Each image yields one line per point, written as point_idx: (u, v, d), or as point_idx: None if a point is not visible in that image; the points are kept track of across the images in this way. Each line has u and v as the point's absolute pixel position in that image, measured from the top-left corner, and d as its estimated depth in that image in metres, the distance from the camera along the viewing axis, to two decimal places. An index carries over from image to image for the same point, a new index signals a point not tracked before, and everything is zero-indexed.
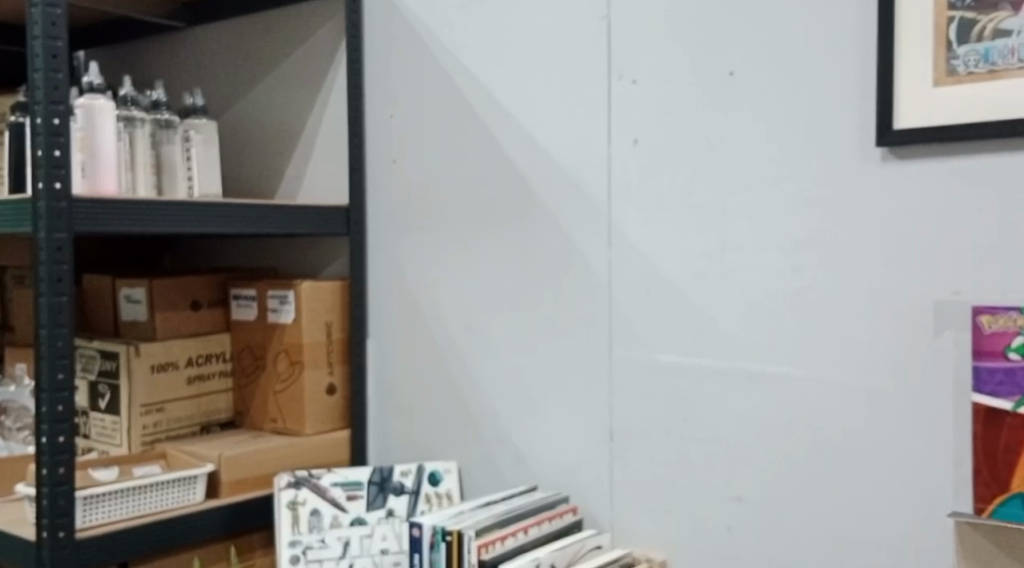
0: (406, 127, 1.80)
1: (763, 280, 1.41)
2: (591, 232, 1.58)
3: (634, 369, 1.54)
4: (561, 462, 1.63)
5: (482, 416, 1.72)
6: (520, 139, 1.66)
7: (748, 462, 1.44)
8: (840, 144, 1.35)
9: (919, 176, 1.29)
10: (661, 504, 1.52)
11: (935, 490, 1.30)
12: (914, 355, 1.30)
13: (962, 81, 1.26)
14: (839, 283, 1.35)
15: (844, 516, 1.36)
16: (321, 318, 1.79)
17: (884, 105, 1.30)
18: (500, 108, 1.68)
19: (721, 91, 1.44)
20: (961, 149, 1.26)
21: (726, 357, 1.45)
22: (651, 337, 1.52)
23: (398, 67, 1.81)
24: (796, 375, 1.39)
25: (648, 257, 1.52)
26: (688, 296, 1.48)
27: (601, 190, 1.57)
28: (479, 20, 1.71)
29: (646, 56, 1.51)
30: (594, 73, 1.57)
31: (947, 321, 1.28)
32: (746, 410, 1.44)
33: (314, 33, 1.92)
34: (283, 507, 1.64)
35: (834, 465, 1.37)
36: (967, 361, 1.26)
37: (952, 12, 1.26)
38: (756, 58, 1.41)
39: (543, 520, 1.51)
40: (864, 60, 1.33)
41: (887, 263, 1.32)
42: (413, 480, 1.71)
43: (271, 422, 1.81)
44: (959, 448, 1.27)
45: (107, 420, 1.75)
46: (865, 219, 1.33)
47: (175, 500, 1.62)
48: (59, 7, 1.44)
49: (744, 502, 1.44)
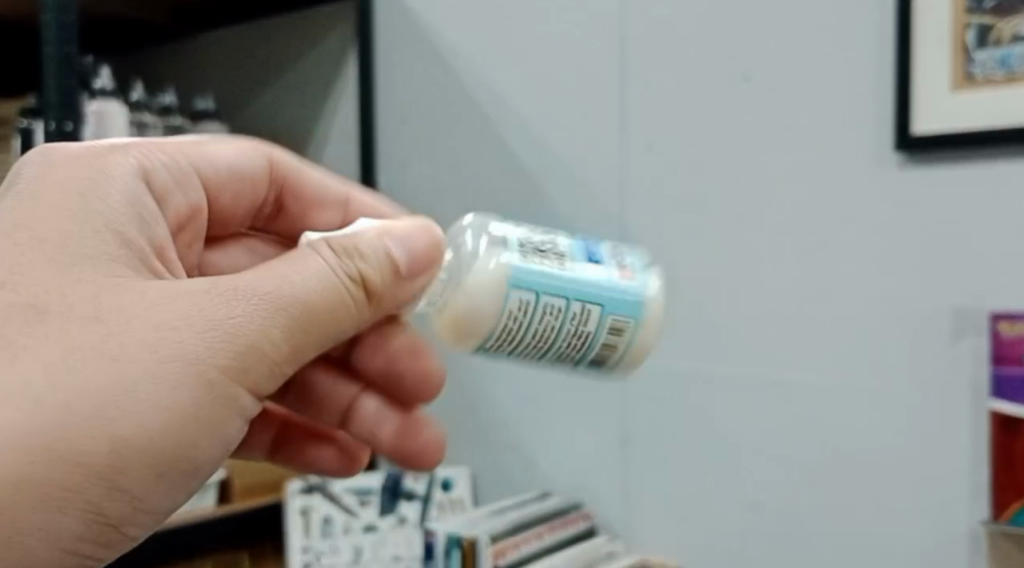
0: (418, 132, 1.80)
1: (778, 286, 1.41)
2: (603, 237, 1.57)
3: (647, 375, 1.53)
4: (574, 468, 1.62)
5: (494, 422, 1.71)
6: (532, 144, 1.66)
7: (763, 469, 1.43)
8: (856, 149, 1.34)
9: (936, 182, 1.28)
10: (674, 509, 1.51)
11: (953, 498, 1.29)
12: (930, 362, 1.29)
13: (980, 87, 1.25)
14: (854, 289, 1.35)
15: (860, 522, 1.36)
16: None
17: (901, 111, 1.29)
18: (512, 112, 1.68)
19: (735, 96, 1.44)
20: (979, 154, 1.26)
21: (741, 364, 1.44)
22: (664, 342, 1.51)
23: (410, 72, 1.81)
24: (812, 382, 1.38)
25: (662, 263, 1.51)
26: (702, 302, 1.47)
27: (614, 195, 1.56)
28: (490, 24, 1.70)
29: (659, 61, 1.51)
30: (608, 77, 1.57)
31: (964, 327, 1.27)
32: (761, 416, 1.43)
33: (322, 38, 1.92)
34: (295, 512, 1.67)
35: (849, 471, 1.36)
36: (984, 368, 1.26)
37: (970, 17, 1.25)
38: (771, 63, 1.41)
39: (556, 528, 1.51)
40: (880, 65, 1.32)
41: (903, 268, 1.31)
42: (424, 487, 1.71)
43: None
44: (976, 455, 1.27)
45: None
46: (882, 224, 1.32)
47: (187, 507, 1.62)
48: (71, 11, 1.43)
49: (759, 509, 1.44)
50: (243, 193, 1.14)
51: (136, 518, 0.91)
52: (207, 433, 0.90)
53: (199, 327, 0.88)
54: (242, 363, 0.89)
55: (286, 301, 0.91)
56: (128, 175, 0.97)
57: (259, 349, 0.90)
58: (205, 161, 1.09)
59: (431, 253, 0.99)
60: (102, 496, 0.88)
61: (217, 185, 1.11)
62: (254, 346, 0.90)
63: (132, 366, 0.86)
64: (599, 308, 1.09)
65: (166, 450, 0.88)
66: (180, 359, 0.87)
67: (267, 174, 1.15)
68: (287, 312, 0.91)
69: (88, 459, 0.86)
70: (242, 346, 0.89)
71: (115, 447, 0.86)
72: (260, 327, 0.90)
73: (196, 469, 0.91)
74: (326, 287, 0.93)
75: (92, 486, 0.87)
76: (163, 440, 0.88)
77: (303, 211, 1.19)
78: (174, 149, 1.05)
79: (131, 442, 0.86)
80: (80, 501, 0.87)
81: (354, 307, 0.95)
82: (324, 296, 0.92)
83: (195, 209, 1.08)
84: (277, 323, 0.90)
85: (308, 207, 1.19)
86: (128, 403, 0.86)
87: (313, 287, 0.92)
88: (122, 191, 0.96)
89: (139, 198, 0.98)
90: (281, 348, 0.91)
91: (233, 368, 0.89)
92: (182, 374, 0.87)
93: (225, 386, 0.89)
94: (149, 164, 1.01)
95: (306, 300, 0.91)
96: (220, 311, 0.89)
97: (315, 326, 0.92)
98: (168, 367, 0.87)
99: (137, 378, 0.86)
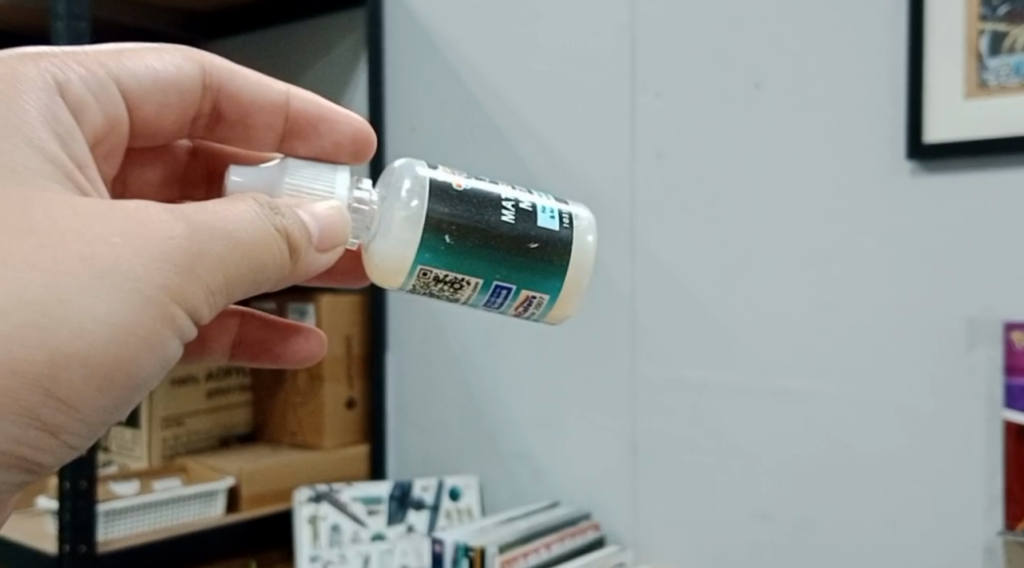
0: (428, 140, 1.80)
1: (790, 294, 1.40)
2: (613, 245, 1.57)
3: (656, 383, 1.53)
4: (584, 477, 1.61)
5: (502, 430, 1.71)
6: (541, 151, 1.65)
7: (773, 478, 1.42)
8: (867, 157, 1.34)
9: (949, 191, 1.28)
10: (684, 519, 1.51)
11: (967, 508, 1.27)
12: (943, 370, 1.28)
13: (994, 93, 1.25)
14: (865, 297, 1.34)
15: (871, 533, 1.35)
16: (342, 332, 1.81)
17: (913, 118, 1.29)
18: (522, 120, 1.67)
19: (746, 104, 1.43)
20: (992, 162, 1.25)
21: (752, 373, 1.43)
22: (673, 351, 1.51)
23: (420, 80, 1.81)
24: (824, 391, 1.37)
25: (672, 270, 1.51)
26: (711, 310, 1.47)
27: (623, 202, 1.56)
28: (500, 32, 1.70)
29: (669, 69, 1.51)
30: (618, 85, 1.56)
31: (977, 336, 1.26)
32: (772, 425, 1.42)
33: (332, 47, 1.92)
34: (303, 521, 1.66)
35: (861, 482, 1.35)
36: (997, 377, 1.25)
37: (984, 25, 1.25)
38: (782, 71, 1.40)
39: (565, 537, 1.50)
40: (893, 72, 1.32)
41: (915, 276, 1.30)
42: (433, 494, 1.71)
43: (290, 435, 1.83)
44: (991, 465, 1.25)
45: (126, 432, 1.74)
46: (894, 231, 1.32)
47: (196, 513, 1.63)
48: (83, 20, 1.44)
49: (769, 518, 1.43)
50: (170, 104, 1.12)
51: (73, 427, 0.91)
52: (142, 351, 0.90)
53: (135, 247, 0.88)
54: (180, 287, 0.90)
55: (216, 233, 0.91)
56: (39, 85, 0.96)
57: (195, 274, 0.90)
58: (122, 67, 1.06)
59: (339, 234, 0.99)
60: (40, 404, 0.88)
61: (140, 96, 1.08)
62: (193, 274, 0.90)
63: (69, 278, 0.86)
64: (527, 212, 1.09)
65: (106, 362, 0.88)
66: (116, 275, 0.87)
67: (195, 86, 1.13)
68: (222, 240, 0.91)
69: (26, 364, 0.85)
70: (177, 269, 0.89)
71: (53, 354, 0.86)
72: (196, 253, 0.90)
73: (134, 385, 0.92)
74: (257, 232, 0.93)
75: (30, 392, 0.87)
76: (105, 359, 0.88)
77: (240, 116, 1.18)
78: (91, 58, 1.03)
79: (66, 352, 0.86)
80: (17, 405, 0.87)
81: (282, 261, 0.94)
82: (256, 240, 0.92)
83: (111, 122, 1.06)
84: (221, 252, 0.91)
85: (246, 113, 1.18)
86: (66, 314, 0.86)
87: (242, 229, 0.92)
88: (35, 103, 0.95)
89: (54, 115, 0.97)
90: (217, 282, 0.91)
91: (169, 293, 0.89)
92: (118, 289, 0.87)
93: (165, 309, 0.90)
94: (63, 72, 0.99)
95: (245, 237, 0.92)
96: (158, 229, 0.89)
97: (258, 260, 0.93)
98: (106, 282, 0.87)
99: (73, 293, 0.86)
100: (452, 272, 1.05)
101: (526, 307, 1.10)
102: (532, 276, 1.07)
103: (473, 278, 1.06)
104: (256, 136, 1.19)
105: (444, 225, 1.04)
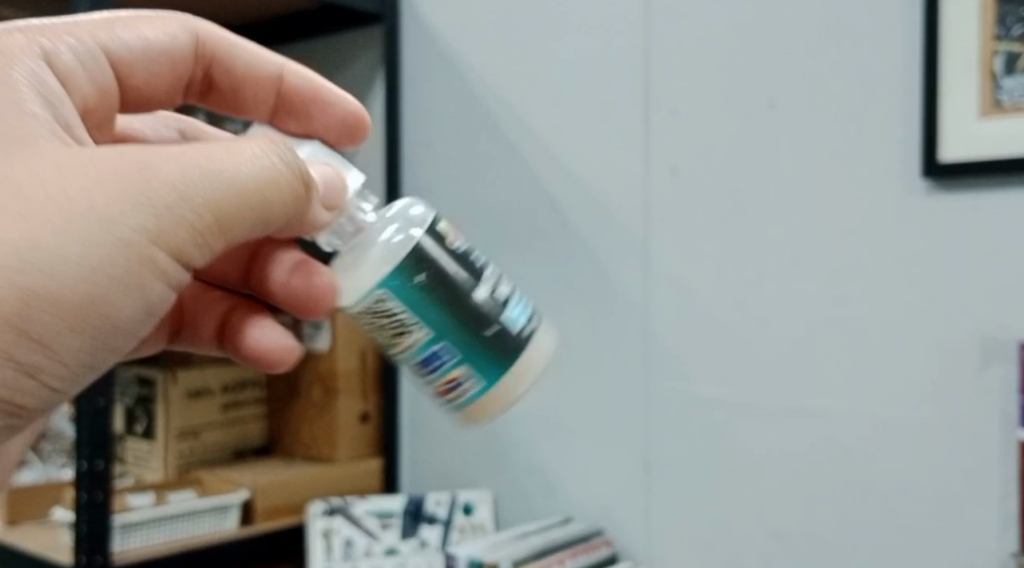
0: (442, 156, 1.81)
1: (804, 311, 1.40)
2: (626, 260, 1.57)
3: (670, 400, 1.53)
4: (597, 493, 1.61)
5: (516, 446, 1.71)
6: (555, 168, 1.66)
7: (788, 496, 1.42)
8: (882, 176, 1.34)
9: (964, 209, 1.28)
10: (698, 536, 1.50)
11: (982, 527, 1.27)
12: (958, 390, 1.28)
13: (1008, 113, 1.25)
14: (880, 316, 1.34)
15: (885, 553, 1.34)
16: (357, 346, 1.81)
17: (928, 137, 1.29)
18: (537, 136, 1.68)
19: (760, 122, 1.44)
20: (1006, 181, 1.25)
21: (764, 391, 1.43)
22: (686, 367, 1.51)
23: (436, 96, 1.82)
24: (837, 409, 1.37)
25: (686, 288, 1.51)
26: (725, 327, 1.47)
27: (638, 219, 1.56)
28: (516, 49, 1.71)
29: (683, 86, 1.51)
30: (632, 102, 1.57)
31: (992, 356, 1.26)
32: (785, 443, 1.42)
33: (349, 63, 1.93)
34: (316, 535, 1.68)
35: (875, 501, 1.35)
36: (1013, 396, 1.25)
37: (998, 44, 1.25)
38: (797, 89, 1.41)
39: (578, 553, 1.50)
40: (908, 91, 1.32)
41: (930, 295, 1.30)
42: (446, 509, 1.70)
43: (303, 449, 1.84)
44: (1006, 486, 1.25)
45: (142, 444, 1.76)
46: (909, 251, 1.32)
47: (209, 527, 1.63)
48: None
49: (783, 537, 1.42)
50: (161, 73, 1.06)
51: (53, 369, 0.90)
52: (119, 293, 0.89)
53: (113, 190, 0.86)
54: (159, 229, 0.88)
55: (202, 180, 0.89)
56: (25, 53, 0.91)
57: (178, 216, 0.88)
58: (112, 35, 1.01)
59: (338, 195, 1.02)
60: (13, 343, 0.86)
61: (129, 67, 1.03)
62: (175, 214, 0.88)
63: (44, 220, 0.84)
64: (449, 353, 1.05)
65: (82, 304, 0.87)
66: (91, 216, 0.85)
67: (191, 51, 1.08)
68: (212, 182, 0.89)
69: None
70: (159, 211, 0.88)
71: (25, 295, 0.84)
72: (183, 192, 0.88)
73: (116, 325, 0.91)
74: (253, 173, 0.91)
75: (4, 332, 0.85)
76: (81, 301, 0.87)
77: (234, 85, 1.14)
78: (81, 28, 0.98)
79: (39, 294, 0.85)
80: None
81: (283, 198, 0.93)
82: (250, 181, 0.91)
83: (101, 93, 1.00)
84: (207, 195, 0.89)
85: (239, 82, 1.14)
86: (39, 257, 0.84)
87: (238, 173, 0.91)
88: (22, 71, 0.90)
89: (40, 78, 0.91)
90: (203, 221, 0.90)
91: (149, 235, 0.88)
92: (97, 231, 0.85)
93: (143, 251, 0.88)
94: (50, 43, 0.94)
95: (235, 184, 0.90)
96: (142, 172, 0.87)
97: (249, 205, 0.91)
98: (84, 222, 0.85)
99: (47, 234, 0.84)
100: (402, 312, 1.04)
101: (450, 389, 1.07)
102: (477, 358, 1.05)
103: (421, 329, 1.05)
104: (249, 108, 1.15)
105: (425, 265, 1.04)
